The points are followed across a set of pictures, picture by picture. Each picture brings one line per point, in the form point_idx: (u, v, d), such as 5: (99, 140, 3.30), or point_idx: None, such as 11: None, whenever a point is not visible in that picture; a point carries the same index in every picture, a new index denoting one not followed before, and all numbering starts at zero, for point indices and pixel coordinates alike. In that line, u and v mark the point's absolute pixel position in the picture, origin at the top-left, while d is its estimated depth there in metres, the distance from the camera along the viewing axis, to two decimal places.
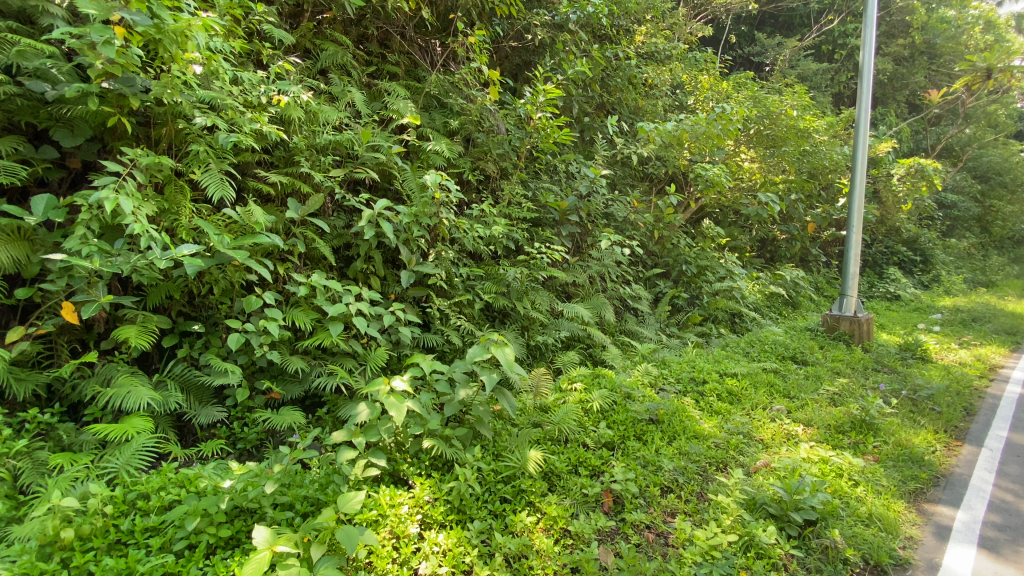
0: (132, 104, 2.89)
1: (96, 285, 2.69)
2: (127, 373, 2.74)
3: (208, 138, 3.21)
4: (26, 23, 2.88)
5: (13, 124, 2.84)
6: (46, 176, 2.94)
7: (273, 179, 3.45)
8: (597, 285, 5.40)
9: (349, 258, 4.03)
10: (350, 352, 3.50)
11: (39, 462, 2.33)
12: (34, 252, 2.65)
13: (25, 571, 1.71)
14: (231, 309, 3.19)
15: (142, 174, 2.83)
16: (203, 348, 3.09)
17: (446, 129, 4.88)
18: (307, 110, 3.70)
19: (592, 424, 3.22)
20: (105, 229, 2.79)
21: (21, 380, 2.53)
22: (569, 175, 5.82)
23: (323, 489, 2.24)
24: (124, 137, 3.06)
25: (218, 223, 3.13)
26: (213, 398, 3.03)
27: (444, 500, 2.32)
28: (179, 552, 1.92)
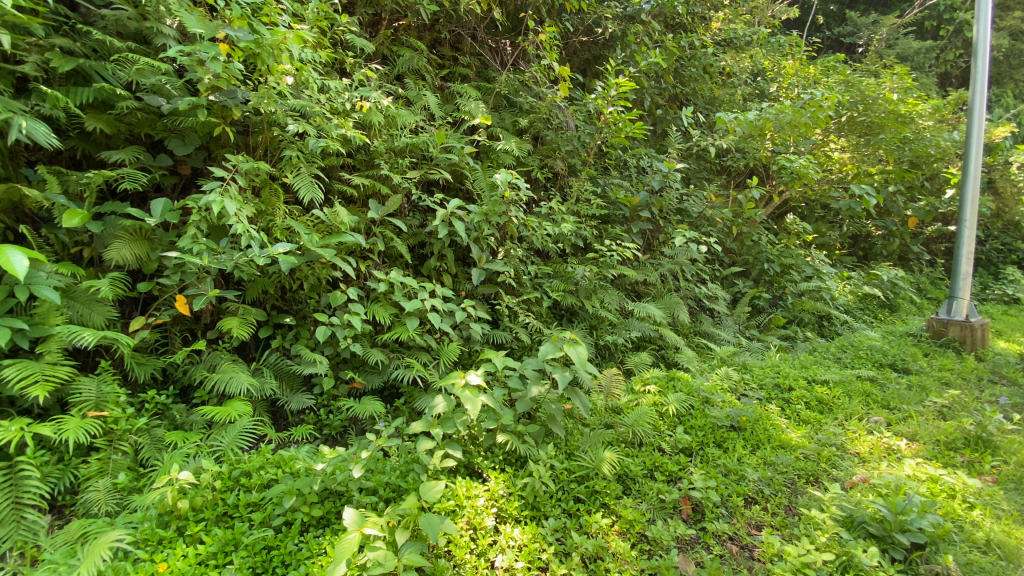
0: (234, 115, 3.16)
1: (204, 280, 2.96)
2: (230, 361, 3.00)
3: (299, 144, 3.45)
4: (142, 43, 3.23)
5: (135, 136, 3.19)
6: (162, 182, 3.28)
7: (355, 182, 3.65)
8: (669, 285, 5.22)
9: (423, 257, 4.16)
10: (425, 346, 3.62)
11: (157, 438, 2.60)
12: (152, 250, 2.97)
13: (146, 537, 1.94)
14: (319, 303, 3.41)
15: (242, 179, 3.08)
16: (294, 339, 3.33)
17: (515, 128, 4.91)
18: (386, 114, 3.86)
19: (667, 428, 3.11)
20: (212, 229, 3.07)
21: (143, 364, 2.83)
22: (640, 170, 5.66)
23: (403, 477, 2.34)
24: (227, 145, 3.36)
25: (308, 223, 3.36)
26: (302, 386, 3.24)
27: (518, 495, 2.33)
28: (277, 527, 2.06)
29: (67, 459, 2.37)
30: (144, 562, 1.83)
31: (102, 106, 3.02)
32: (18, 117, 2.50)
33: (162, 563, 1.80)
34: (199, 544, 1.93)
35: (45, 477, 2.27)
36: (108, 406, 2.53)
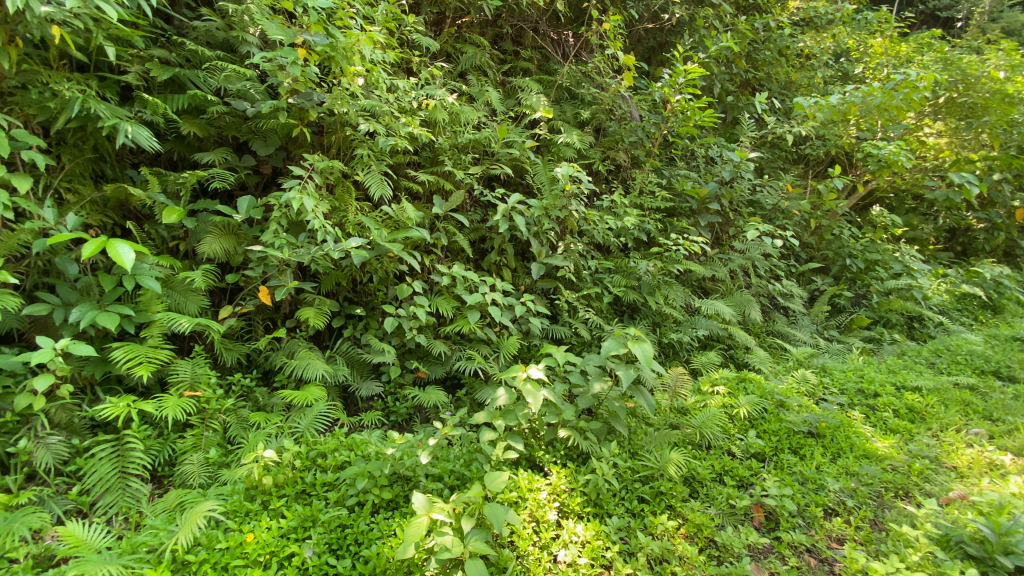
0: (310, 116, 3.33)
1: (284, 272, 3.16)
2: (306, 348, 3.19)
3: (370, 142, 3.57)
4: (229, 51, 3.47)
5: (223, 138, 3.44)
6: (246, 181, 3.52)
7: (421, 178, 3.75)
8: (738, 281, 4.98)
9: (484, 251, 4.20)
10: (486, 339, 3.67)
11: (243, 418, 2.81)
12: (239, 244, 3.20)
13: (235, 509, 2.10)
14: (386, 296, 3.55)
15: (318, 177, 3.25)
16: (364, 329, 3.48)
17: (577, 120, 4.84)
18: (451, 111, 3.93)
19: (737, 431, 2.97)
20: (291, 225, 3.26)
21: (231, 349, 3.07)
22: (708, 161, 5.42)
23: (467, 466, 2.39)
24: (304, 145, 3.55)
25: (377, 219, 3.49)
26: (371, 374, 3.39)
27: (580, 491, 2.32)
28: (351, 507, 2.17)
29: (167, 434, 2.61)
30: (234, 530, 1.99)
31: (194, 111, 3.28)
32: (124, 123, 2.78)
33: (249, 534, 1.95)
34: (281, 518, 2.07)
35: (149, 449, 2.52)
36: (201, 387, 2.77)
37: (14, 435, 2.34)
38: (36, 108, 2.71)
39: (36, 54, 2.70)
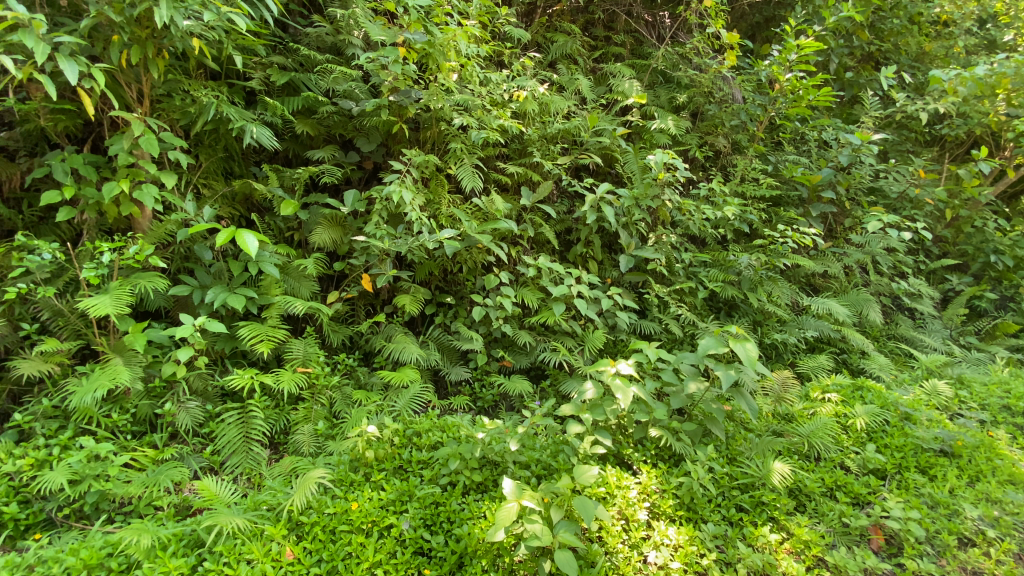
0: (409, 112, 3.48)
1: (384, 261, 3.36)
2: (402, 333, 3.38)
3: (463, 136, 3.66)
4: (336, 54, 3.71)
5: (331, 136, 3.71)
6: (351, 176, 3.77)
7: (510, 170, 3.78)
8: (854, 279, 4.52)
9: (571, 243, 4.15)
10: (571, 331, 3.65)
11: (346, 395, 3.04)
12: (344, 235, 3.44)
13: (342, 478, 2.28)
14: (475, 286, 3.65)
15: (416, 171, 3.40)
16: (453, 317, 3.61)
17: (672, 105, 4.62)
18: (541, 101, 3.91)
19: (853, 444, 2.70)
20: (390, 217, 3.45)
21: (336, 331, 3.32)
22: (820, 145, 4.94)
23: (554, 457, 2.40)
24: (402, 141, 3.72)
25: (468, 211, 3.59)
26: (460, 360, 3.51)
27: (673, 493, 2.24)
28: (444, 486, 2.27)
29: (282, 405, 2.89)
30: (340, 498, 2.16)
31: (307, 111, 3.56)
32: (250, 125, 3.09)
33: (353, 502, 2.11)
34: (381, 490, 2.22)
35: (268, 418, 2.80)
36: (311, 364, 3.03)
37: (161, 398, 2.71)
38: (179, 113, 3.08)
39: (180, 66, 3.07)
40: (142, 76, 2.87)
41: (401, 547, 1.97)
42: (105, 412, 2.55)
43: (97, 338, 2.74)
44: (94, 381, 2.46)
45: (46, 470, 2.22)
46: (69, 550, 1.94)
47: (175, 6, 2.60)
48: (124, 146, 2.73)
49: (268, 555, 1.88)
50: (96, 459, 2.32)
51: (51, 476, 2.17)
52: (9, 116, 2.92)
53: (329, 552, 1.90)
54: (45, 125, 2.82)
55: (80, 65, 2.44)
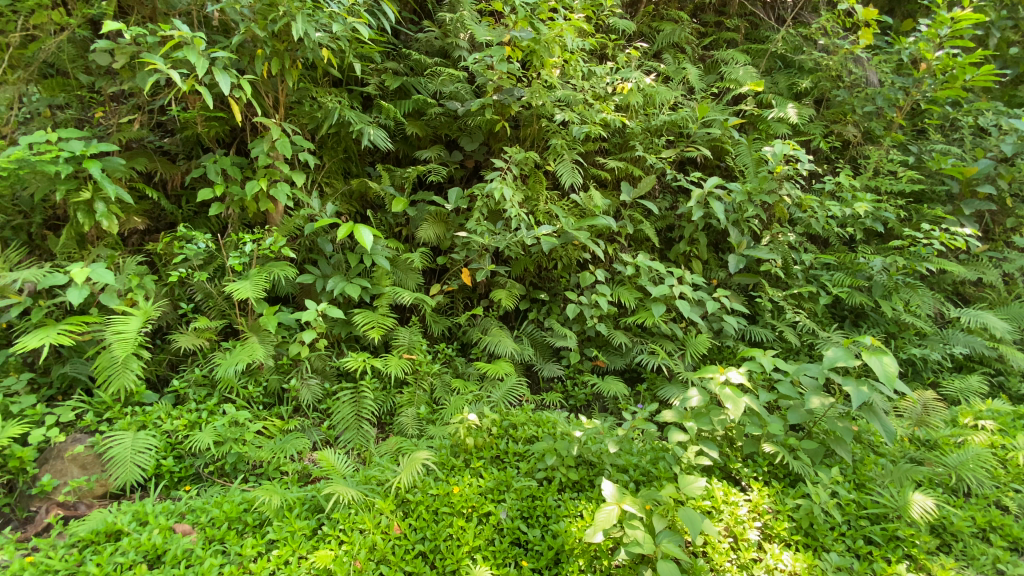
0: (511, 110, 3.53)
1: (483, 257, 3.46)
2: (497, 327, 3.47)
3: (565, 131, 3.65)
4: (443, 57, 3.86)
5: (438, 136, 3.87)
6: (455, 174, 3.91)
7: (611, 165, 3.70)
8: (1015, 289, 3.88)
9: (672, 241, 3.97)
10: (671, 334, 3.51)
11: (445, 383, 3.19)
12: (447, 231, 3.59)
13: (444, 462, 2.38)
14: (569, 283, 3.64)
15: (517, 168, 3.44)
16: (547, 314, 3.63)
17: (792, 92, 4.24)
18: (646, 93, 3.78)
19: (1013, 481, 2.32)
20: (490, 213, 3.53)
21: (437, 322, 3.47)
22: (975, 132, 4.29)
23: (653, 463, 2.31)
24: (504, 138, 3.78)
25: (566, 207, 3.58)
26: (553, 356, 3.51)
27: (789, 516, 2.06)
28: (540, 480, 2.29)
29: (389, 388, 3.09)
30: (442, 481, 2.26)
31: (417, 114, 3.76)
32: (367, 127, 3.32)
33: (455, 486, 2.20)
34: (480, 477, 2.29)
35: (376, 399, 3.01)
36: (416, 351, 3.21)
37: (287, 374, 3.01)
38: (308, 119, 3.39)
39: (309, 75, 3.37)
40: (279, 85, 3.20)
41: (499, 536, 2.02)
42: (243, 383, 2.89)
43: (238, 318, 3.11)
44: (236, 355, 2.80)
45: (196, 431, 2.57)
46: (214, 502, 2.24)
47: (309, 20, 2.87)
48: (263, 149, 3.07)
49: (378, 527, 2.01)
50: (235, 424, 2.65)
51: (201, 436, 2.51)
52: (172, 125, 3.40)
53: (432, 532, 2.00)
54: (201, 131, 3.24)
55: (231, 77, 2.77)
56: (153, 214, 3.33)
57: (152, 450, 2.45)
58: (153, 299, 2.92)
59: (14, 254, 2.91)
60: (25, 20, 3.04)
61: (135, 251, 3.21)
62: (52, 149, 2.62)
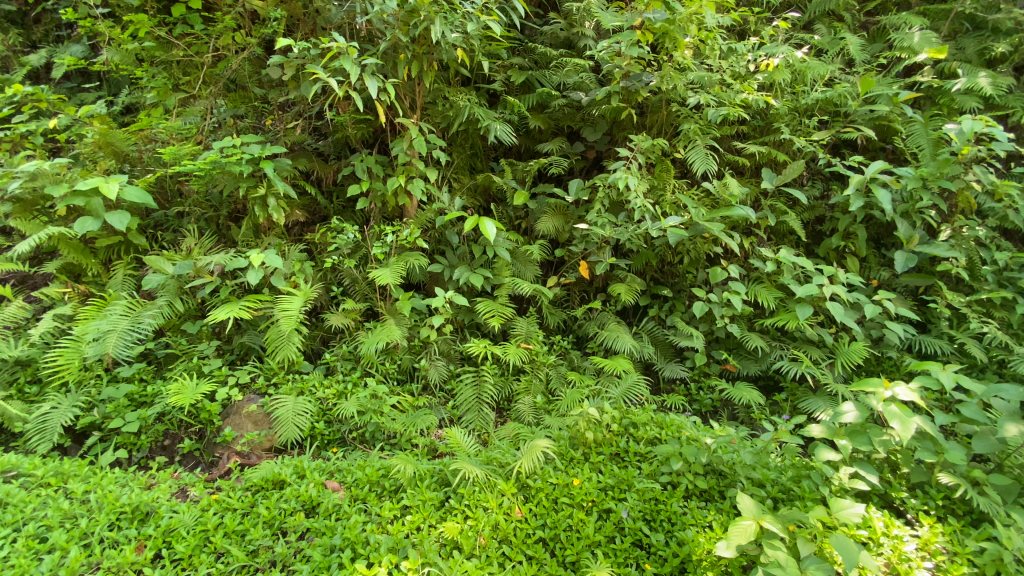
0: (639, 97, 3.38)
1: (603, 249, 3.39)
2: (616, 322, 3.40)
3: (697, 116, 3.42)
4: (569, 47, 3.83)
5: (560, 128, 3.87)
6: (577, 166, 3.88)
7: (750, 151, 3.40)
8: None
9: (821, 235, 3.60)
10: (816, 340, 3.16)
11: (561, 374, 3.21)
12: (567, 223, 3.58)
13: (563, 453, 2.39)
14: (696, 279, 3.43)
15: (643, 157, 3.30)
16: (670, 310, 3.47)
17: (985, 59, 3.56)
18: (794, 69, 3.43)
19: None
20: (612, 205, 3.45)
21: (554, 314, 3.50)
22: None
23: (795, 482, 2.12)
24: (629, 127, 3.65)
25: (696, 198, 3.37)
26: (676, 356, 3.35)
27: (970, 561, 1.76)
28: (664, 484, 2.19)
29: (508, 375, 3.20)
30: (562, 471, 2.27)
31: (540, 107, 3.78)
32: (493, 122, 3.42)
33: (575, 478, 2.20)
34: (599, 473, 2.26)
35: (496, 384, 3.13)
36: (533, 342, 3.27)
37: (418, 354, 3.25)
38: (441, 117, 3.59)
39: (443, 75, 3.57)
40: (416, 87, 3.43)
41: (621, 534, 1.98)
42: (381, 360, 3.18)
43: (378, 302, 3.43)
44: (376, 335, 3.09)
45: (343, 400, 2.90)
46: (357, 465, 2.50)
47: (445, 22, 3.05)
48: (403, 147, 3.33)
49: (501, 508, 2.10)
50: (375, 397, 2.94)
51: (347, 405, 2.82)
52: (326, 129, 3.81)
53: (553, 520, 2.03)
54: (351, 133, 3.59)
55: (378, 81, 3.04)
56: (311, 208, 3.77)
57: (308, 414, 2.81)
58: (311, 283, 3.33)
59: (208, 241, 3.50)
60: (216, 43, 3.60)
61: (296, 240, 3.66)
62: (237, 152, 3.11)
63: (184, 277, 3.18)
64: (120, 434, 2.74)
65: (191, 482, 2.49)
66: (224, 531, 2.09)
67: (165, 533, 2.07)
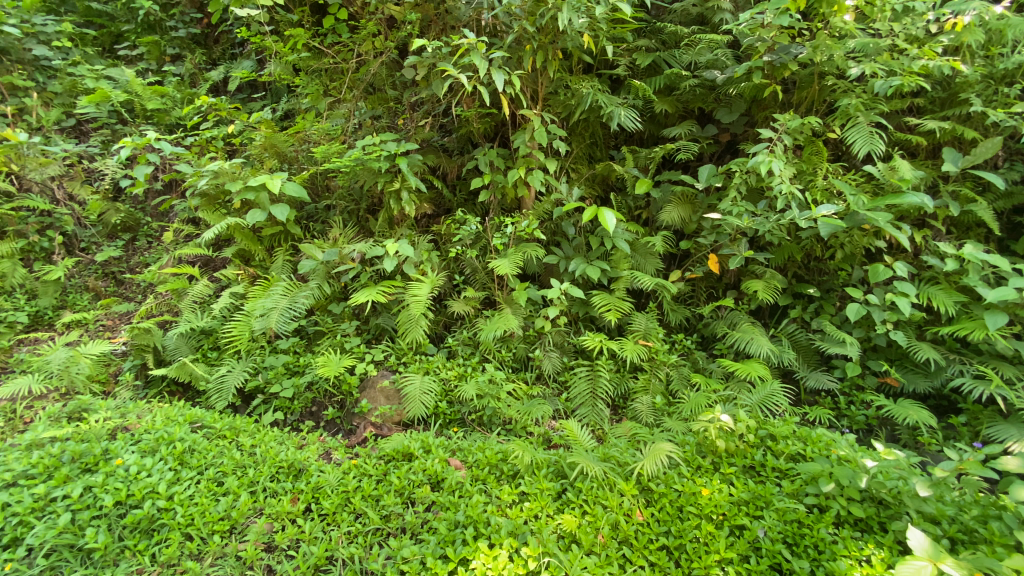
0: (786, 72, 3.03)
1: (737, 242, 3.12)
2: (749, 322, 3.10)
3: (859, 89, 2.98)
4: (702, 24, 3.57)
5: (689, 111, 3.62)
6: (707, 151, 3.61)
7: (927, 127, 2.89)
8: None
9: (1021, 227, 2.97)
10: (1011, 355, 2.63)
11: (684, 375, 3.03)
12: (695, 213, 3.35)
13: (690, 459, 2.26)
14: (850, 277, 3.03)
15: (790, 139, 2.95)
16: (815, 313, 3.10)
17: None
18: (992, 27, 2.84)
19: None
20: (749, 193, 3.17)
21: (676, 311, 3.31)
22: None
23: (983, 523, 1.78)
24: (770, 106, 3.31)
25: (854, 183, 2.96)
26: (821, 364, 2.99)
27: None
28: (809, 506, 1.97)
29: (625, 372, 3.10)
30: (688, 478, 2.15)
31: (668, 90, 3.57)
32: (617, 109, 3.30)
33: (703, 488, 2.06)
34: (731, 485, 2.10)
35: (612, 380, 3.05)
36: (652, 339, 3.12)
37: (533, 344, 3.29)
38: (562, 107, 3.53)
39: (566, 64, 3.52)
40: (540, 77, 3.41)
41: (756, 555, 1.81)
42: (498, 348, 3.27)
43: (496, 291, 3.52)
44: (495, 323, 3.18)
45: (464, 382, 3.03)
46: (477, 447, 2.60)
47: (573, 8, 2.99)
48: (525, 139, 3.36)
49: (621, 508, 2.03)
50: (493, 382, 3.04)
51: (467, 388, 2.95)
52: (452, 125, 3.98)
53: (678, 528, 1.91)
54: (476, 127, 3.71)
55: (505, 74, 3.09)
56: (437, 200, 3.98)
57: (433, 393, 2.97)
58: (437, 271, 3.52)
59: (349, 231, 3.86)
60: (359, 49, 3.93)
61: (424, 231, 3.89)
62: (377, 150, 3.39)
63: (331, 263, 3.55)
64: (279, 398, 3.15)
65: (334, 446, 2.77)
66: (362, 494, 2.30)
67: (314, 490, 2.34)
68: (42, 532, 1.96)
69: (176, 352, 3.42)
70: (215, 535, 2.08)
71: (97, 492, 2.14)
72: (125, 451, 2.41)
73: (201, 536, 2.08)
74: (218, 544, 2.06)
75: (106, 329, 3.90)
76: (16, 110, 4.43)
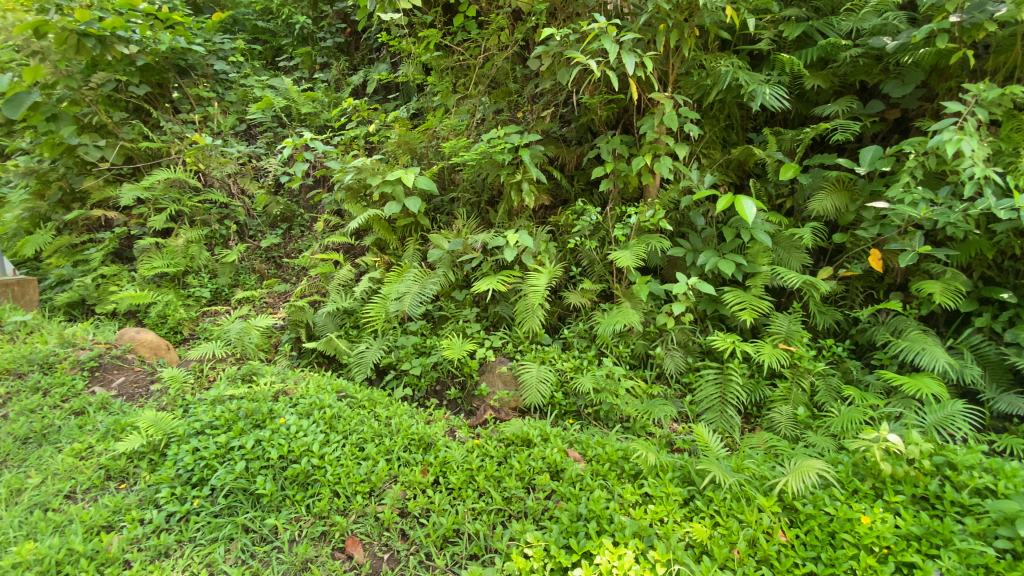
0: (984, 32, 2.52)
1: (909, 235, 2.69)
2: (920, 330, 2.66)
3: None
4: None
5: (847, 86, 3.19)
6: (869, 131, 3.15)
7: None
8: None
9: None
10: None
11: (834, 386, 2.70)
12: (853, 202, 2.95)
13: (845, 481, 2.01)
14: None
15: (986, 112, 2.46)
16: (1009, 322, 2.58)
17: None
18: None
19: None
20: (926, 178, 2.74)
21: (824, 313, 2.96)
22: None
23: None
24: (956, 75, 2.80)
25: None
26: (1016, 386, 2.49)
27: None
28: (1001, 551, 1.66)
29: (759, 378, 2.85)
30: (842, 501, 1.92)
31: (821, 63, 3.17)
32: (762, 86, 3.00)
33: (862, 514, 1.82)
34: (896, 516, 1.83)
35: (745, 386, 2.82)
36: (794, 343, 2.82)
37: (653, 341, 3.16)
38: (695, 88, 3.31)
39: (701, 42, 3.29)
40: (672, 58, 3.22)
41: None
42: (616, 342, 3.19)
43: (614, 284, 3.43)
44: (615, 316, 3.10)
45: (581, 375, 3.01)
46: (596, 441, 2.57)
47: None
48: (652, 124, 3.20)
49: (760, 525, 1.88)
50: (610, 377, 2.97)
51: (584, 380, 2.93)
52: (571, 115, 3.94)
53: (830, 556, 1.73)
54: (599, 115, 3.62)
55: (636, 57, 2.96)
56: (555, 191, 3.97)
57: (549, 382, 2.99)
58: (555, 262, 3.53)
59: (472, 222, 4.02)
60: (486, 45, 4.05)
61: (542, 222, 3.91)
62: (502, 142, 3.47)
63: (456, 252, 3.72)
64: (408, 376, 3.40)
65: (457, 425, 2.93)
66: (485, 474, 2.40)
67: (442, 464, 2.49)
68: (224, 476, 2.35)
69: (324, 329, 3.86)
70: (358, 495, 2.31)
71: (265, 446, 2.50)
72: (286, 412, 2.77)
73: (347, 494, 2.33)
74: (361, 503, 2.28)
75: (268, 306, 4.51)
76: (203, 118, 5.23)
